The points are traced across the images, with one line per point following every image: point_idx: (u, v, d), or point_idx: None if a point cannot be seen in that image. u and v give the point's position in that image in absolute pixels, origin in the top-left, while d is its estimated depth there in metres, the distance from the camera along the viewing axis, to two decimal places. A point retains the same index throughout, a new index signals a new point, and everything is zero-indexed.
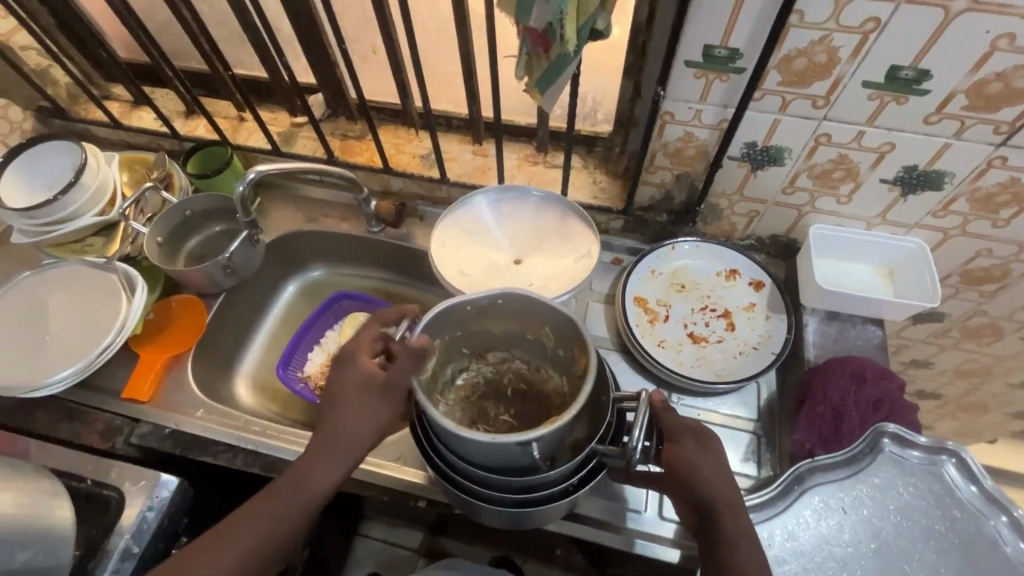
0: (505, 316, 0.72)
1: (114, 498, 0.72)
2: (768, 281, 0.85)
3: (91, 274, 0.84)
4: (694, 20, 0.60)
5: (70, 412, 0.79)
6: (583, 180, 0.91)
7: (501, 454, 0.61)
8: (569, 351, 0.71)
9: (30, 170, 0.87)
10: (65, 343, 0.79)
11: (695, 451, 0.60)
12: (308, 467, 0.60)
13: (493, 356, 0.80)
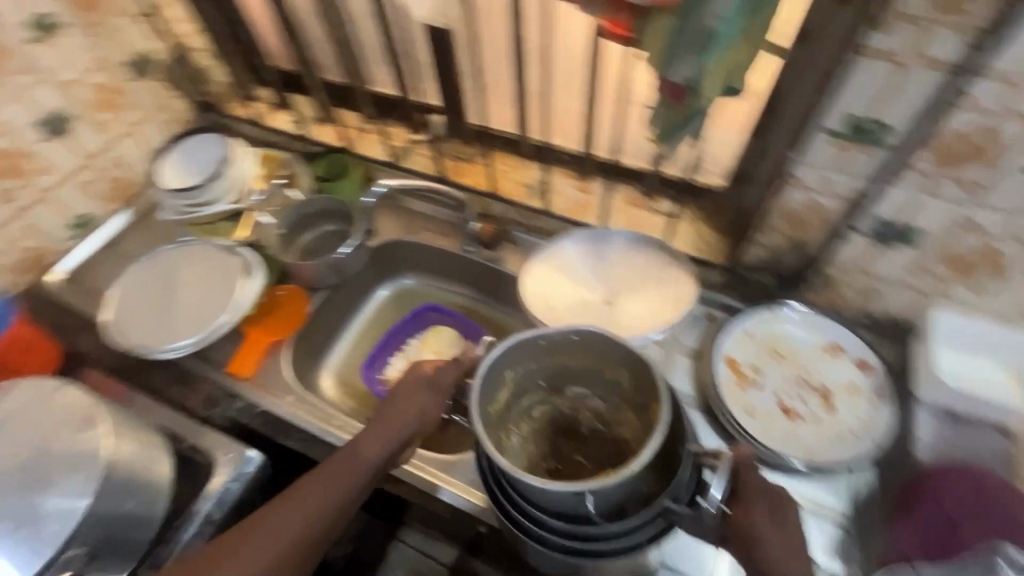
0: (583, 354, 0.70)
1: (207, 463, 0.77)
2: (876, 363, 0.79)
3: (219, 255, 0.93)
4: (844, 88, 0.59)
5: (183, 376, 0.87)
6: (685, 230, 0.90)
7: (557, 500, 0.59)
8: (643, 394, 0.68)
9: (186, 157, 0.99)
10: (188, 316, 0.87)
11: (768, 521, 0.59)
12: (355, 446, 0.67)
13: (572, 392, 0.75)
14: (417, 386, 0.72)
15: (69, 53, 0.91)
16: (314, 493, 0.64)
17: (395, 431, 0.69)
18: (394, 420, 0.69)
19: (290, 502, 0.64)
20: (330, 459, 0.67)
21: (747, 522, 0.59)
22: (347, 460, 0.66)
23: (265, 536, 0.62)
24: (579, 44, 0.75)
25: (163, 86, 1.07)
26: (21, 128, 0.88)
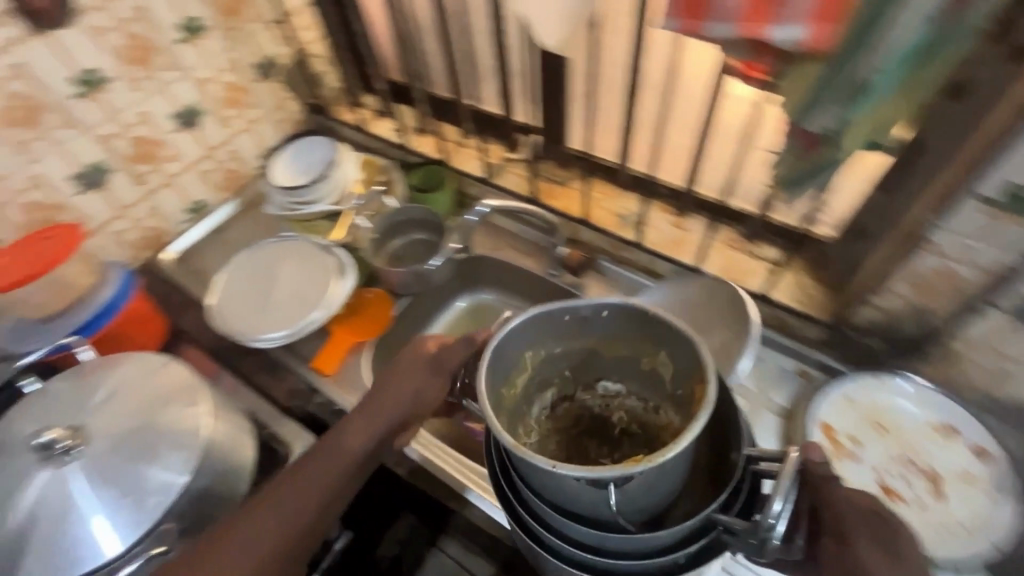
0: (613, 333, 0.59)
1: (284, 454, 0.81)
2: (999, 455, 0.71)
3: (314, 253, 0.97)
4: (1010, 154, 0.53)
5: (271, 365, 0.91)
6: (786, 280, 0.84)
7: (583, 495, 0.49)
8: (687, 387, 0.55)
9: (296, 157, 1.05)
10: (282, 309, 0.91)
11: (878, 558, 0.44)
12: (342, 436, 0.63)
13: (601, 387, 0.66)
14: (416, 364, 0.67)
15: (208, 53, 0.98)
16: (298, 487, 0.59)
17: (385, 418, 0.64)
18: (388, 405, 0.65)
19: (273, 494, 0.59)
20: (314, 450, 0.62)
21: (848, 555, 0.45)
22: (332, 450, 0.62)
23: (251, 530, 0.56)
24: (701, 81, 0.73)
25: (282, 88, 1.14)
26: (160, 119, 0.95)
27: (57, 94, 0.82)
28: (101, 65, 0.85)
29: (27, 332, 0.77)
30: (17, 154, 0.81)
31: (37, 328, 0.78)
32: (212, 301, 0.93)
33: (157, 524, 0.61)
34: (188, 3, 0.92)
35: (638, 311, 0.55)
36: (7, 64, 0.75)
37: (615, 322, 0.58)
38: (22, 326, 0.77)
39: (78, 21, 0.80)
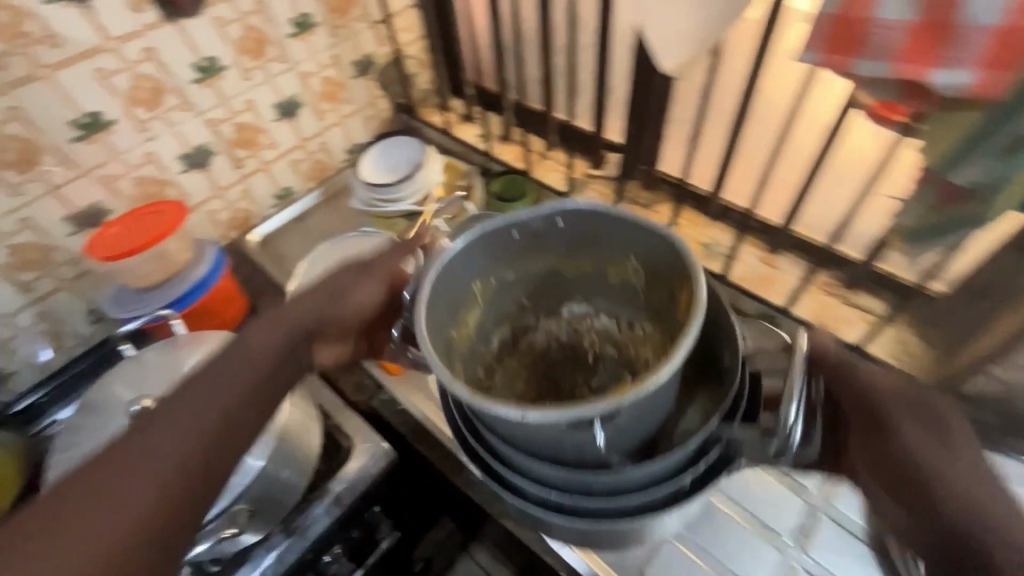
0: (577, 247, 0.57)
1: (346, 447, 0.81)
2: None
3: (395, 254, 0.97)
4: None
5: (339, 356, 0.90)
6: (884, 334, 0.78)
7: (559, 435, 0.44)
8: (668, 289, 0.53)
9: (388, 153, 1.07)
10: None
11: (920, 434, 0.45)
12: (248, 340, 0.59)
13: (568, 311, 0.64)
14: (338, 279, 0.63)
15: (315, 49, 1.02)
16: (218, 390, 0.56)
17: (291, 324, 0.61)
18: (292, 310, 0.61)
19: (194, 397, 0.55)
20: (223, 356, 0.59)
21: (892, 444, 0.45)
22: (242, 354, 0.58)
23: (159, 448, 0.52)
24: (822, 118, 0.69)
25: (376, 87, 1.16)
26: (263, 108, 0.99)
27: (178, 78, 0.86)
28: (220, 54, 0.89)
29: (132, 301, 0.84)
30: (137, 131, 0.86)
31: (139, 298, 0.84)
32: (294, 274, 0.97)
33: (230, 507, 0.64)
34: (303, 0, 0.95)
35: (612, 218, 0.52)
36: (140, 47, 0.80)
37: (574, 235, 0.56)
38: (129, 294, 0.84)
39: (205, 11, 0.85)
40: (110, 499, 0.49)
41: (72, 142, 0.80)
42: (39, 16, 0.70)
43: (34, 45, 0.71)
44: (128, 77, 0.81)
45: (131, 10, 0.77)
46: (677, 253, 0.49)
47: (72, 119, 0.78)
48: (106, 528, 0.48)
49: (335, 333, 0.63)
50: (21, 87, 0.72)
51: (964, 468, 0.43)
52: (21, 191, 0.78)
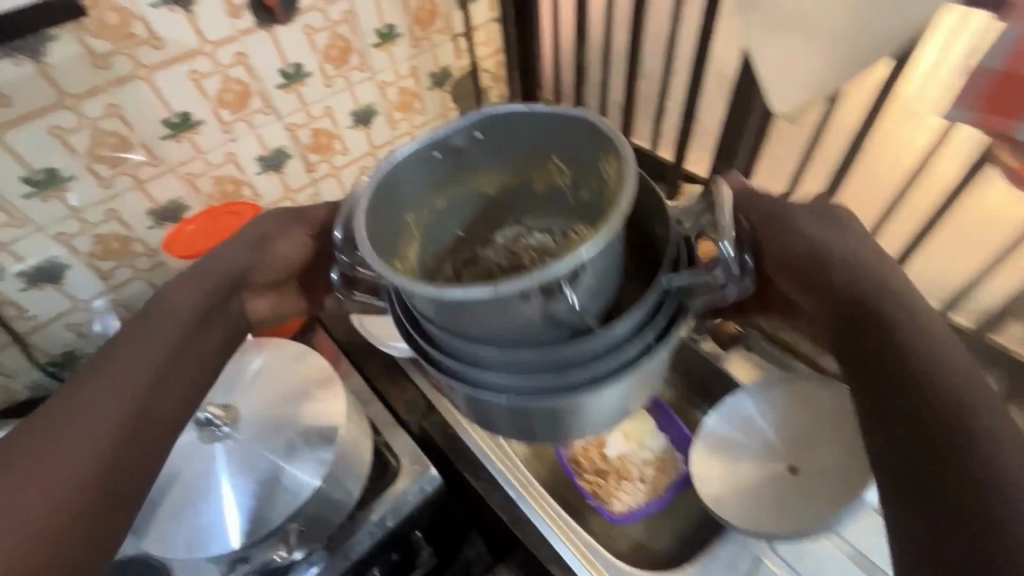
0: (491, 161, 0.53)
1: (393, 467, 0.80)
2: None
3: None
4: None
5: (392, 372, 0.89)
6: None
7: (520, 312, 0.39)
8: (597, 176, 0.50)
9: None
10: None
11: (806, 216, 0.51)
12: (168, 301, 0.58)
13: (501, 237, 0.58)
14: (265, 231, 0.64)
15: (396, 59, 1.02)
16: (136, 347, 0.54)
17: (211, 280, 0.60)
18: (216, 263, 0.61)
19: (114, 359, 0.53)
20: (139, 320, 0.57)
21: (783, 222, 0.51)
22: (163, 313, 0.57)
23: (88, 406, 0.50)
24: (945, 174, 0.63)
25: (450, 99, 1.16)
26: (341, 115, 1.00)
27: (265, 83, 0.87)
28: (306, 61, 0.90)
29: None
30: (222, 132, 0.87)
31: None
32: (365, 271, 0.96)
33: (262, 540, 0.63)
34: (390, 12, 0.95)
35: (530, 117, 0.50)
36: (233, 52, 0.81)
37: (490, 145, 0.52)
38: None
39: (297, 19, 0.85)
40: (39, 468, 0.46)
41: (161, 139, 0.82)
42: (146, 19, 0.72)
43: (139, 46, 0.73)
44: (218, 80, 0.82)
45: (229, 17, 0.79)
46: (594, 130, 0.47)
47: (164, 117, 0.80)
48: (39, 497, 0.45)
49: (265, 283, 0.65)
50: (122, 85, 0.74)
51: (920, 315, 0.45)
52: (111, 184, 0.80)
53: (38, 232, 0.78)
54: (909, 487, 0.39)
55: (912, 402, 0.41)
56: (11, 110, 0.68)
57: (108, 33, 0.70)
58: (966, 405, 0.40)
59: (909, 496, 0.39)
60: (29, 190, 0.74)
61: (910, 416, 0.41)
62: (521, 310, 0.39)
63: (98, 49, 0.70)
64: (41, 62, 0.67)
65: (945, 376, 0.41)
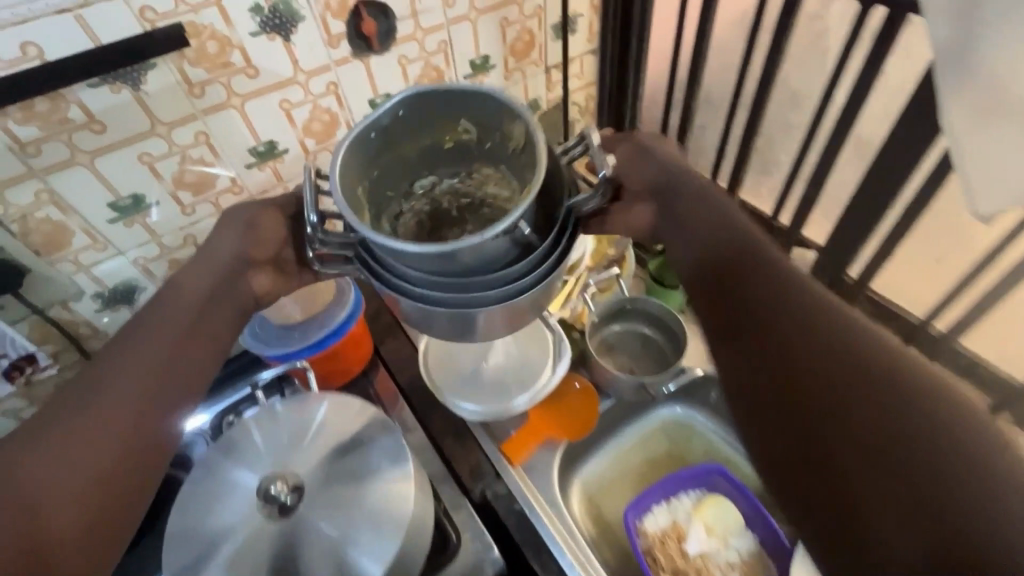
0: (415, 127, 0.62)
1: (453, 541, 0.73)
2: None
3: (552, 345, 0.82)
4: None
5: (457, 430, 0.82)
6: None
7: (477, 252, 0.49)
8: (503, 134, 0.62)
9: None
10: (488, 376, 0.80)
11: (653, 144, 0.63)
12: (176, 291, 0.61)
13: (420, 186, 0.70)
14: (253, 218, 0.64)
15: None
16: (144, 337, 0.58)
17: (218, 262, 0.63)
18: (218, 247, 0.63)
19: (125, 347, 0.58)
20: (148, 309, 0.61)
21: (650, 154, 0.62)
22: (172, 302, 0.60)
23: (102, 397, 0.55)
24: None
25: None
26: None
27: (353, 113, 0.83)
28: (395, 91, 0.85)
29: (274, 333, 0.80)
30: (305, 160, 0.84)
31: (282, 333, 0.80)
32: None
33: None
34: (486, 42, 0.89)
35: (469, 100, 0.59)
36: (326, 81, 0.77)
37: (412, 116, 0.60)
38: (267, 329, 0.80)
39: (393, 48, 0.80)
40: (59, 449, 0.52)
41: (246, 168, 0.79)
42: (245, 48, 0.69)
43: (234, 75, 0.70)
44: (308, 110, 0.79)
45: (326, 46, 0.75)
46: (506, 109, 0.57)
47: (251, 146, 0.77)
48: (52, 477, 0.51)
49: (264, 259, 0.65)
50: (214, 114, 0.71)
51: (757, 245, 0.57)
52: (192, 210, 0.78)
53: (117, 256, 0.76)
54: (800, 442, 0.48)
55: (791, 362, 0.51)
56: (104, 138, 0.66)
57: (206, 62, 0.67)
58: (811, 339, 0.51)
59: (803, 453, 0.48)
60: (113, 216, 0.72)
61: (794, 381, 0.50)
62: (485, 247, 0.48)
63: (194, 77, 0.67)
64: (139, 90, 0.65)
65: (787, 315, 0.52)
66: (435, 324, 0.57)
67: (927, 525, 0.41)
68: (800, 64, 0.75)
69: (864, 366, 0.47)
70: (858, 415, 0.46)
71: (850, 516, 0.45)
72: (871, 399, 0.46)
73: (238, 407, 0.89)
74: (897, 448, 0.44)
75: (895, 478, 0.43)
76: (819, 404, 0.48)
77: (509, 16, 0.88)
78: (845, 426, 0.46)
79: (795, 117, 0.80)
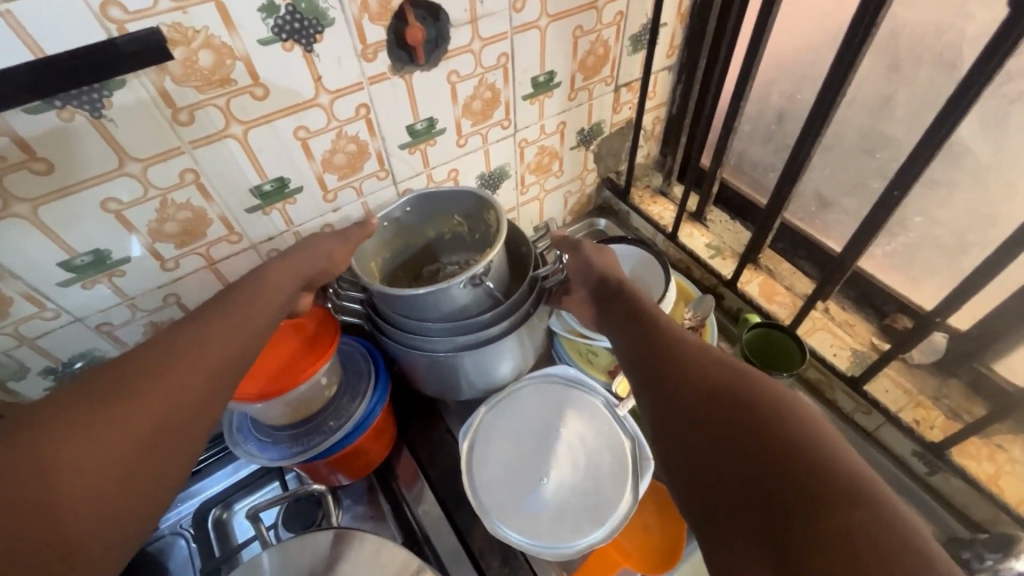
0: (418, 223, 0.72)
1: None
2: None
3: (631, 463, 0.65)
4: None
5: (506, 548, 0.65)
6: None
7: (455, 294, 0.58)
8: (485, 223, 0.71)
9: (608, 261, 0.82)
10: (558, 498, 0.63)
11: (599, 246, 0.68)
12: (255, 290, 0.51)
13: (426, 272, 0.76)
14: (312, 241, 0.58)
15: (546, 114, 0.78)
16: (222, 327, 0.46)
17: (301, 274, 0.56)
18: (299, 260, 0.56)
19: (200, 329, 0.45)
20: (222, 296, 0.49)
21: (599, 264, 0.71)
22: (254, 294, 0.50)
23: (167, 374, 0.41)
24: None
25: (592, 159, 0.91)
26: (467, 178, 0.77)
27: (386, 142, 0.65)
28: (441, 115, 0.67)
29: (292, 437, 0.65)
30: (323, 201, 0.66)
31: (299, 435, 0.64)
32: (502, 391, 0.70)
33: None
34: (554, 55, 0.71)
35: (454, 193, 0.68)
36: (356, 103, 0.59)
37: (416, 213, 0.71)
38: (285, 432, 0.65)
39: (442, 63, 0.62)
40: (86, 414, 0.37)
41: (246, 212, 0.61)
42: (250, 60, 0.50)
43: (235, 96, 0.52)
44: (330, 139, 0.60)
45: (359, 58, 0.56)
46: (476, 199, 0.68)
47: (254, 185, 0.59)
48: (95, 481, 0.35)
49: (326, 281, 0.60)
50: (206, 146, 0.53)
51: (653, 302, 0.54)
52: (175, 265, 0.60)
53: (74, 324, 0.58)
54: (674, 438, 0.39)
55: (661, 363, 0.44)
56: (51, 179, 0.48)
57: (196, 78, 0.49)
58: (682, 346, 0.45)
59: (671, 462, 0.39)
60: (67, 277, 0.54)
61: (672, 377, 0.43)
62: (461, 293, 0.58)
63: (179, 99, 0.49)
64: (100, 116, 0.47)
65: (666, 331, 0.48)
66: (422, 368, 0.66)
67: (781, 527, 0.31)
68: (973, 114, 0.58)
69: (711, 369, 0.42)
70: (715, 397, 0.39)
71: (711, 532, 0.35)
72: (718, 396, 0.39)
73: (227, 499, 0.72)
74: (743, 442, 0.35)
75: (746, 472, 0.34)
76: (672, 408, 0.41)
77: (584, 24, 0.70)
78: (703, 414, 0.39)
79: (950, 176, 0.63)
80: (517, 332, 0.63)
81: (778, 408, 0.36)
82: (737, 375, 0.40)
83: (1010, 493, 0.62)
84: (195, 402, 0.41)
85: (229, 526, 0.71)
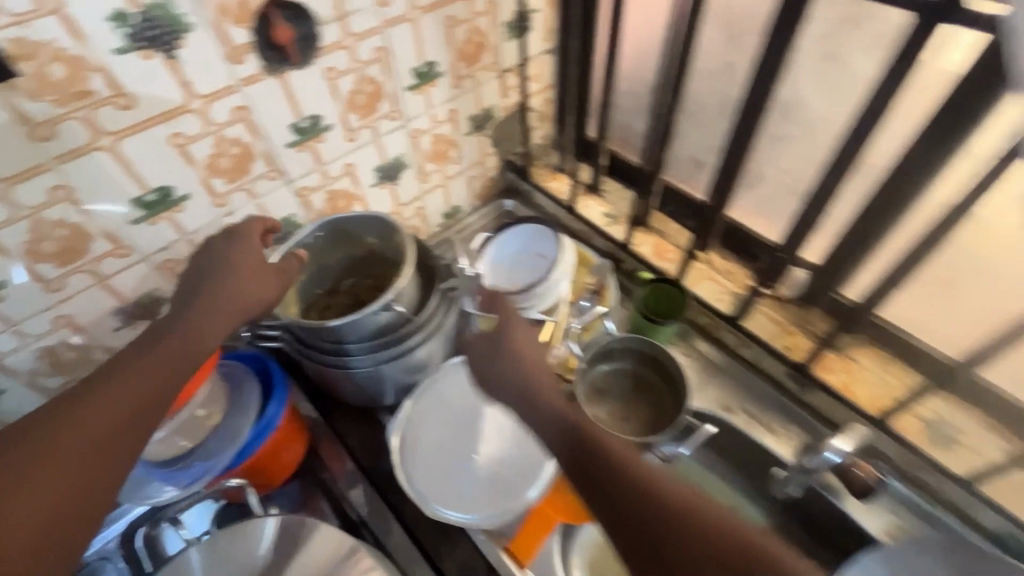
0: (332, 247, 0.77)
1: None
2: None
3: None
4: None
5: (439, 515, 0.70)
6: None
7: (368, 320, 0.66)
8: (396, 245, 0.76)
9: (512, 244, 0.84)
10: (491, 472, 0.68)
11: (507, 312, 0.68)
12: (193, 314, 0.54)
13: (343, 286, 0.82)
14: (235, 256, 0.58)
15: (434, 103, 0.81)
16: (156, 347, 0.51)
17: (231, 296, 0.56)
18: (230, 285, 0.56)
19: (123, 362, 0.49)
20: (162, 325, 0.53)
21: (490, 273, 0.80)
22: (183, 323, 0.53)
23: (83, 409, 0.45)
24: None
25: (489, 143, 0.96)
26: (364, 171, 0.79)
27: (271, 142, 0.66)
28: (325, 111, 0.69)
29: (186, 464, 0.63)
30: (215, 206, 0.66)
31: (190, 464, 0.63)
32: (424, 382, 0.74)
33: None
34: (431, 46, 0.74)
35: (361, 219, 0.74)
36: (232, 106, 0.60)
37: (329, 239, 0.76)
38: (176, 466, 0.64)
39: (317, 60, 0.64)
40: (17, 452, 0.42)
41: (132, 224, 0.60)
42: (108, 70, 0.50)
43: (98, 107, 0.52)
44: (211, 144, 0.61)
45: (228, 62, 0.57)
46: (385, 223, 0.74)
47: (135, 197, 0.59)
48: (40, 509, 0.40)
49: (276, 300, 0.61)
50: (75, 160, 0.53)
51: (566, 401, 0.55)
52: (60, 286, 0.59)
53: None
54: (641, 561, 0.44)
55: (611, 482, 0.47)
56: None
57: (52, 92, 0.49)
58: (619, 458, 0.48)
59: None
60: None
61: (627, 502, 0.46)
62: (373, 318, 0.65)
63: (37, 115, 0.49)
64: None
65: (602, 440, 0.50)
66: (348, 387, 0.73)
67: None
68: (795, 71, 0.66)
69: (659, 484, 0.46)
70: (675, 517, 0.44)
71: None
72: (667, 513, 0.44)
73: (152, 517, 0.71)
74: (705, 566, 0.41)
75: None
76: (634, 534, 0.45)
77: (456, 14, 0.74)
78: (670, 539, 0.43)
79: None
80: (432, 338, 0.72)
81: (721, 527, 0.43)
82: (677, 487, 0.46)
83: (861, 396, 0.73)
84: (138, 439, 0.46)
85: (160, 542, 0.71)
